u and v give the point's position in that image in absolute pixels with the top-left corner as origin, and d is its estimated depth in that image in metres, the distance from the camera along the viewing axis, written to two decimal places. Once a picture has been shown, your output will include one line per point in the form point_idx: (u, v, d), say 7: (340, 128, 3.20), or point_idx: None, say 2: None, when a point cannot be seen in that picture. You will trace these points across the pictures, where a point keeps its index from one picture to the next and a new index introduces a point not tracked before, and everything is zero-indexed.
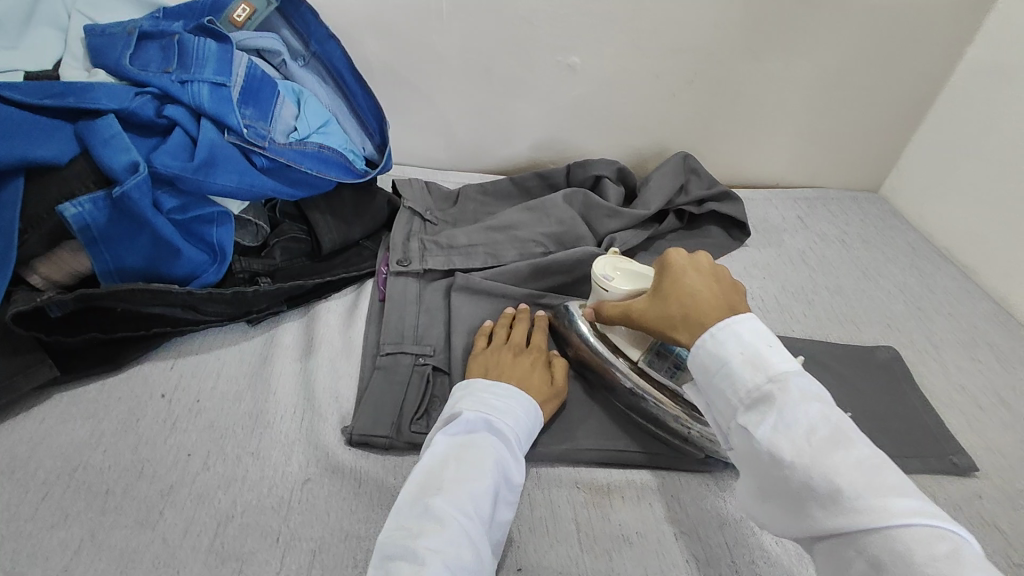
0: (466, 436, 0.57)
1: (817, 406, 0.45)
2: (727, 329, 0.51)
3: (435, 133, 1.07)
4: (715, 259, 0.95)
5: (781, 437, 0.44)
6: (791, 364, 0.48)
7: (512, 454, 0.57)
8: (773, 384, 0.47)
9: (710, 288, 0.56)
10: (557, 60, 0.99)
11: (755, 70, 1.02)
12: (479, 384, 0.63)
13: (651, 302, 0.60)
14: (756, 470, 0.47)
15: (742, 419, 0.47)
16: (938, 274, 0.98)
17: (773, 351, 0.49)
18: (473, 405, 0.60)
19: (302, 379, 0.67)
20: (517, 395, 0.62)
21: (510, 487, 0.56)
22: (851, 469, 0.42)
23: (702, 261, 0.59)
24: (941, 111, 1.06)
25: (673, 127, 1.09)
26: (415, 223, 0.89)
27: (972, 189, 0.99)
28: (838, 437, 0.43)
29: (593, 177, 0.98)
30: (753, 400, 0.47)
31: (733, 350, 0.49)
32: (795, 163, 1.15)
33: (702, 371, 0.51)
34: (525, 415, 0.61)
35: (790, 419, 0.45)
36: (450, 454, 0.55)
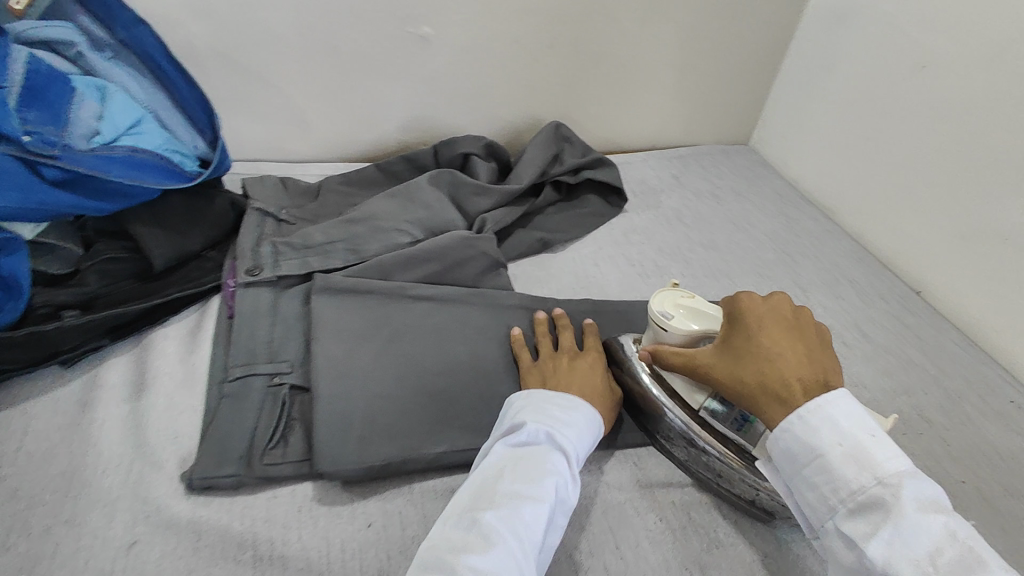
0: (527, 449, 0.52)
1: (941, 523, 0.41)
2: (828, 415, 0.46)
3: (288, 122, 0.97)
4: (594, 228, 0.93)
5: (899, 554, 0.40)
6: (900, 460, 0.44)
7: (573, 473, 0.51)
8: (882, 485, 0.43)
9: (795, 354, 0.51)
10: (409, 32, 0.92)
11: (614, 30, 0.99)
12: (538, 394, 0.58)
13: (719, 356, 0.54)
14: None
15: (844, 521, 0.44)
16: (804, 218, 1.01)
17: (879, 443, 0.45)
18: (537, 415, 0.54)
19: (131, 422, 0.58)
20: (582, 407, 0.57)
21: (567, 512, 0.50)
22: None
23: (782, 311, 0.54)
24: (793, 58, 1.09)
25: (542, 95, 1.05)
26: (266, 225, 0.80)
27: (826, 132, 1.02)
28: (966, 558, 0.39)
29: (461, 156, 0.92)
30: (860, 504, 0.43)
31: (833, 442, 0.45)
32: (668, 122, 1.15)
33: (792, 460, 0.47)
34: (591, 431, 0.56)
35: (908, 534, 0.41)
36: (505, 465, 0.50)
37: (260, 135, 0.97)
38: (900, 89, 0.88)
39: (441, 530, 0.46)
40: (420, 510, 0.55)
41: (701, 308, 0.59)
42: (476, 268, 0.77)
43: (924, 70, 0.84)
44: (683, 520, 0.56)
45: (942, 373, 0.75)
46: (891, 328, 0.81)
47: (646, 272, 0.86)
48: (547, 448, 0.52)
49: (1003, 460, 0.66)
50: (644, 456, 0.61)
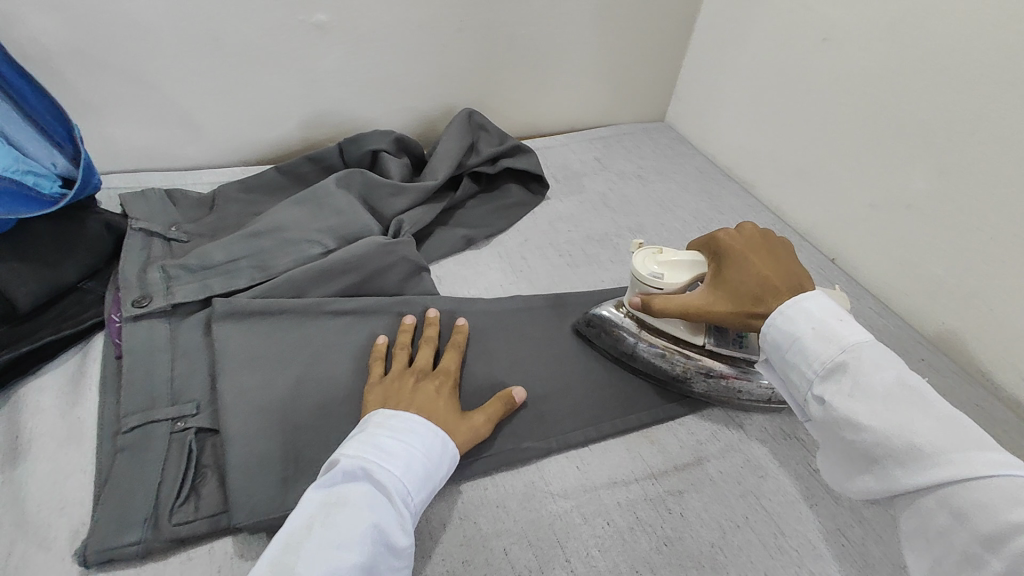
0: (344, 489, 0.45)
1: (894, 373, 0.45)
2: (797, 307, 0.52)
3: (172, 126, 0.87)
4: (519, 220, 0.90)
5: (861, 401, 0.45)
6: (862, 333, 0.49)
7: (399, 511, 0.45)
8: (844, 351, 0.47)
9: (774, 269, 0.57)
10: (301, 20, 0.84)
11: (523, 11, 0.96)
12: (378, 417, 0.52)
13: (709, 291, 0.59)
14: (836, 434, 0.47)
15: (817, 388, 0.48)
16: (724, 194, 1.03)
17: (844, 324, 0.49)
18: (360, 446, 0.48)
19: (5, 495, 0.50)
20: (421, 430, 0.51)
21: (389, 560, 0.43)
22: (933, 428, 0.42)
23: (754, 239, 0.61)
24: (702, 32, 1.09)
25: (454, 81, 1.00)
26: (154, 246, 0.71)
27: (737, 107, 1.04)
28: (918, 398, 0.44)
29: (370, 153, 0.85)
30: (829, 368, 0.48)
31: (806, 326, 0.50)
32: (586, 104, 1.14)
33: (773, 347, 0.52)
34: (429, 458, 0.49)
35: (866, 385, 0.45)
36: (316, 514, 0.43)
37: (140, 142, 0.87)
38: (803, 62, 0.90)
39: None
40: None
41: (685, 260, 0.63)
42: (398, 275, 0.73)
43: (825, 43, 0.86)
44: (631, 521, 0.55)
45: None
46: None
47: (575, 262, 0.85)
48: (369, 487, 0.45)
49: None
50: (587, 458, 0.60)
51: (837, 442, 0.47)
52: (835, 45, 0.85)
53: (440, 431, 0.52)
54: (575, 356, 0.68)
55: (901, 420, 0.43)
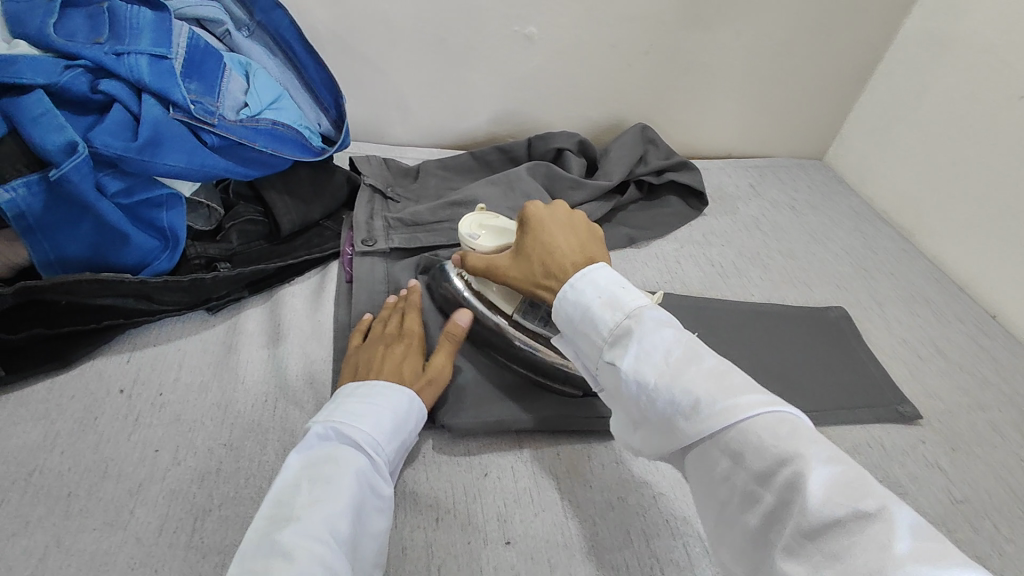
0: (322, 452, 0.50)
1: (671, 333, 0.48)
2: (591, 275, 0.54)
3: (391, 107, 1.04)
4: (676, 228, 0.98)
5: (644, 366, 0.47)
6: (643, 300, 0.52)
7: (375, 462, 0.51)
8: (630, 318, 0.50)
9: (566, 241, 0.59)
10: (514, 31, 0.97)
11: (707, 41, 1.04)
12: (345, 390, 0.56)
13: (514, 258, 0.62)
14: (633, 406, 0.48)
15: (608, 355, 0.50)
16: (879, 236, 1.04)
17: (626, 291, 0.52)
18: (327, 413, 0.53)
19: (271, 365, 0.65)
20: (383, 390, 0.56)
21: (374, 497, 0.49)
22: (704, 379, 0.45)
23: (558, 214, 0.62)
24: (879, 79, 1.11)
25: (629, 99, 1.10)
26: (377, 201, 0.87)
27: (905, 154, 1.05)
28: (691, 355, 0.48)
29: (554, 150, 0.97)
30: (616, 336, 0.50)
31: (592, 296, 0.52)
32: (746, 133, 1.19)
33: (567, 318, 0.54)
34: (396, 413, 0.55)
35: (647, 348, 0.48)
36: (301, 475, 0.48)
37: (365, 118, 1.04)
38: (988, 117, 0.91)
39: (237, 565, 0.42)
40: (530, 467, 0.60)
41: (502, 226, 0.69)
42: None
43: (1020, 100, 0.87)
44: None
45: (1015, 394, 0.78)
46: (966, 347, 0.83)
47: (726, 273, 0.90)
48: (345, 443, 0.50)
49: None
50: None
51: (626, 404, 0.49)
52: None
53: (403, 389, 0.57)
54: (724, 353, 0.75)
55: (677, 375, 0.46)
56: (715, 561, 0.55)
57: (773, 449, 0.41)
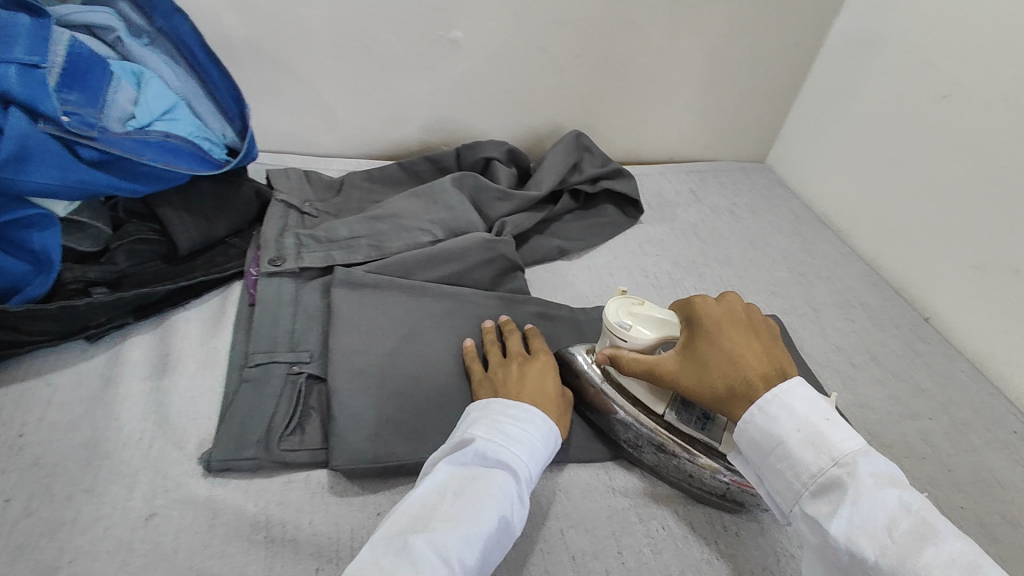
0: (475, 470, 0.50)
1: (896, 498, 0.44)
2: (784, 399, 0.49)
3: (315, 116, 0.99)
4: (611, 238, 0.95)
5: (865, 531, 0.43)
6: (855, 441, 0.47)
7: (523, 495, 0.50)
8: (837, 467, 0.46)
9: (753, 350, 0.54)
10: (438, 35, 0.93)
11: (641, 43, 1.01)
12: (500, 404, 0.56)
13: (680, 358, 0.56)
14: (827, 558, 0.45)
15: (809, 504, 0.46)
16: (818, 240, 1.02)
17: (832, 426, 0.48)
18: (488, 431, 0.53)
19: (153, 400, 0.60)
20: (539, 421, 0.55)
21: (507, 539, 0.47)
22: (943, 569, 0.40)
23: (737, 312, 0.57)
24: (817, 80, 1.10)
25: (566, 104, 1.06)
26: (290, 216, 0.82)
27: (843, 156, 1.04)
28: (924, 529, 0.42)
29: (483, 160, 0.94)
30: (820, 486, 0.46)
31: (790, 427, 0.48)
32: (688, 137, 1.17)
33: (754, 445, 0.50)
34: (545, 448, 0.54)
35: (864, 513, 0.43)
36: (449, 487, 0.48)
37: (288, 128, 0.99)
38: (919, 117, 0.89)
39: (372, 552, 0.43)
40: None
41: (657, 315, 0.61)
42: (496, 272, 0.79)
43: (945, 100, 0.86)
44: (684, 530, 0.57)
45: (947, 400, 0.76)
46: (899, 352, 0.82)
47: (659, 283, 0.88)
48: (496, 469, 0.50)
49: (1003, 489, 0.66)
50: None
51: (830, 567, 0.45)
52: (958, 103, 0.84)
53: (552, 423, 0.56)
54: None
55: (906, 555, 0.41)
56: None
57: None
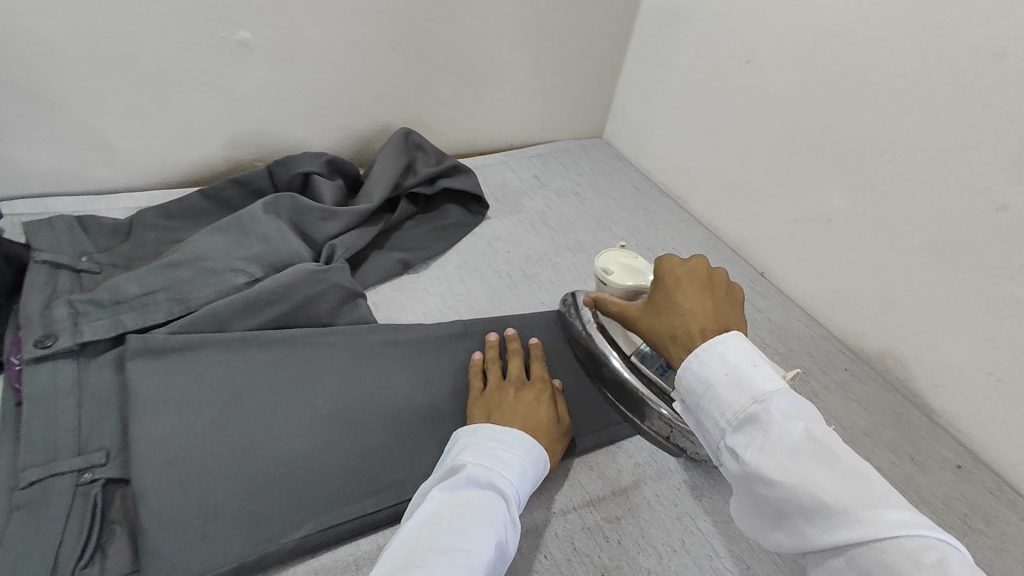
0: (470, 494, 0.47)
1: (803, 426, 0.41)
2: (713, 346, 0.47)
3: (83, 148, 0.81)
4: (458, 240, 0.89)
5: (779, 458, 0.40)
6: (778, 381, 0.44)
7: (514, 519, 0.47)
8: (756, 402, 0.43)
9: (703, 306, 0.52)
10: (222, 38, 0.80)
11: (458, 30, 0.95)
12: (486, 430, 0.55)
13: (644, 309, 0.57)
14: (749, 492, 0.43)
15: (730, 440, 0.44)
16: (659, 211, 1.05)
17: (759, 369, 0.45)
18: (479, 457, 0.51)
19: None
20: (528, 445, 0.54)
21: (503, 569, 0.44)
22: (839, 486, 0.38)
23: (698, 273, 0.55)
24: (636, 52, 1.12)
25: (391, 101, 0.98)
26: (59, 280, 0.66)
27: (670, 125, 1.07)
28: (828, 451, 0.40)
29: (301, 176, 0.83)
30: (740, 420, 0.44)
31: (717, 370, 0.46)
32: (525, 120, 1.14)
33: (686, 389, 0.48)
34: (532, 471, 0.53)
35: (775, 439, 0.41)
36: (441, 513, 0.45)
37: (47, 166, 0.80)
38: (729, 83, 0.93)
39: None
40: None
41: (638, 268, 0.72)
42: (333, 302, 0.70)
43: (748, 65, 0.90)
44: (567, 553, 0.54)
45: (787, 350, 0.81)
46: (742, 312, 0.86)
47: (514, 283, 0.84)
48: (491, 494, 0.47)
49: (842, 426, 0.72)
50: None
51: (749, 497, 0.43)
52: (758, 67, 0.88)
53: (540, 447, 0.56)
54: None
55: (808, 475, 0.39)
56: None
57: None
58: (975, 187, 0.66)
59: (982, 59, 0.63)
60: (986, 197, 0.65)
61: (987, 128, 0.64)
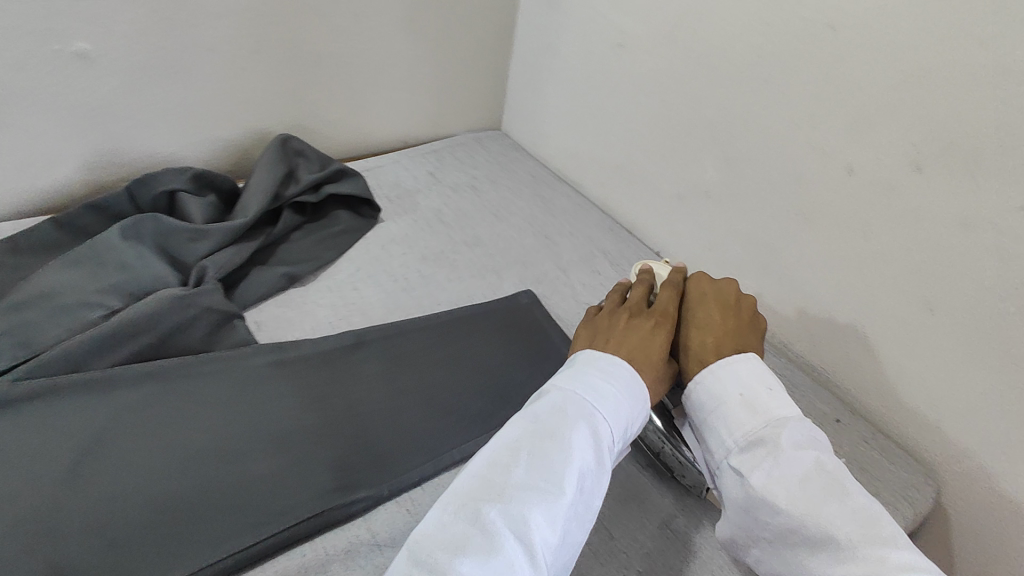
0: (555, 423, 0.47)
1: (813, 457, 0.47)
2: (733, 366, 0.52)
3: None
4: (349, 247, 0.86)
5: (786, 484, 0.46)
6: (791, 410, 0.50)
7: (602, 462, 0.47)
8: (769, 427, 0.49)
9: (726, 329, 0.57)
10: (55, 50, 0.73)
11: (328, 27, 0.91)
12: (583, 359, 0.54)
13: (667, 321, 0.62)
14: (748, 512, 0.48)
15: (735, 460, 0.49)
16: (556, 197, 1.06)
17: (774, 396, 0.51)
18: (569, 383, 0.50)
19: None
20: (626, 379, 0.52)
21: (584, 511, 0.45)
22: (845, 519, 0.44)
23: (727, 295, 0.61)
24: (519, 40, 1.11)
25: (265, 106, 0.93)
26: None
27: (560, 112, 1.07)
28: (835, 485, 0.46)
29: (166, 194, 0.77)
30: (750, 442, 0.49)
31: (733, 392, 0.51)
32: (415, 117, 1.11)
33: (697, 406, 0.53)
34: (628, 408, 0.50)
35: (784, 466, 0.47)
36: (523, 443, 0.46)
37: None
38: (607, 66, 0.95)
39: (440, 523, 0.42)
40: None
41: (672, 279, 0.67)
42: (204, 329, 0.66)
43: (622, 48, 0.91)
44: None
45: None
46: None
47: (409, 284, 0.82)
48: (577, 423, 0.47)
49: None
50: (416, 498, 0.59)
51: (745, 517, 0.48)
52: (631, 49, 0.90)
53: (638, 386, 0.52)
54: (407, 391, 0.66)
55: (814, 505, 0.45)
56: None
57: None
58: (826, 151, 0.70)
59: (819, 30, 0.67)
60: (836, 160, 0.69)
61: (830, 95, 0.68)
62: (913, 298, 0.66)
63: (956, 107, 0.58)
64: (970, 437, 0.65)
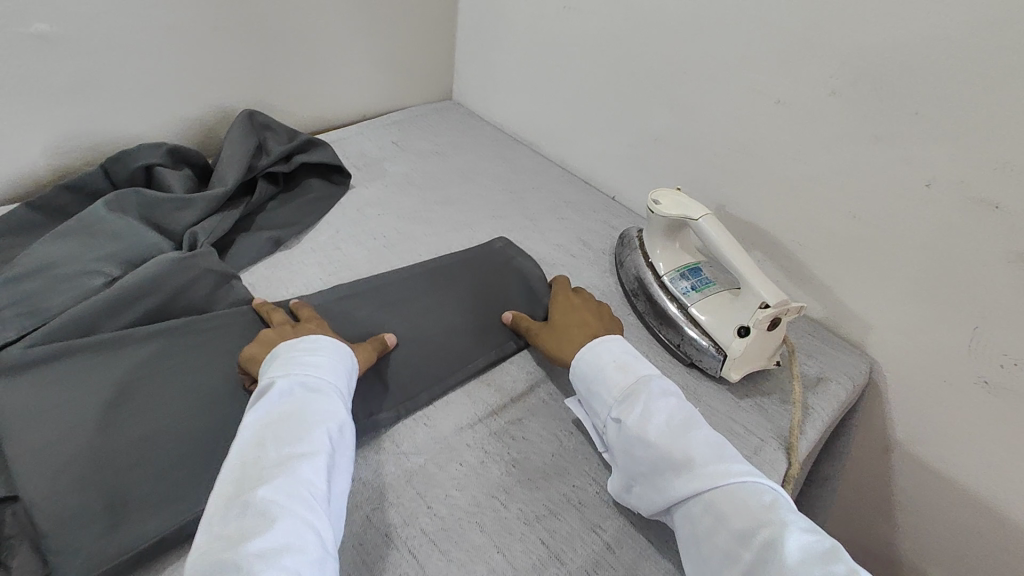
0: (286, 404, 0.53)
1: (672, 402, 0.59)
2: (597, 346, 0.65)
3: None
4: (327, 212, 0.90)
5: (647, 425, 0.57)
6: (651, 370, 0.64)
7: (341, 410, 0.56)
8: (637, 382, 0.61)
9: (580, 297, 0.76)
10: (17, 33, 0.74)
11: (283, 3, 0.94)
12: (288, 346, 0.59)
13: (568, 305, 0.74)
14: (627, 454, 0.57)
15: (614, 412, 0.60)
16: (517, 158, 1.12)
17: (638, 361, 0.64)
18: (284, 368, 0.56)
19: None
20: (330, 347, 0.60)
21: (349, 448, 0.54)
22: (701, 445, 0.56)
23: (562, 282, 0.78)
24: (466, 10, 1.16)
25: (227, 84, 0.95)
26: None
27: (511, 77, 1.14)
28: (689, 421, 0.58)
29: (142, 170, 0.79)
30: (625, 395, 0.60)
31: (611, 360, 0.63)
32: (373, 90, 1.15)
33: (581, 378, 0.64)
34: (337, 374, 0.58)
35: (652, 409, 0.58)
36: (263, 432, 0.51)
37: None
38: (553, 28, 1.01)
39: (212, 530, 0.46)
40: None
41: (686, 202, 0.75)
42: (207, 287, 0.69)
43: (566, 10, 0.98)
44: (480, 457, 0.61)
45: None
46: (603, 232, 0.96)
47: (391, 241, 0.87)
48: (304, 400, 0.54)
49: None
50: (431, 414, 0.65)
51: (625, 459, 0.57)
52: (574, 11, 0.97)
53: (340, 357, 0.60)
54: (406, 330, 0.72)
55: (679, 434, 0.56)
56: (442, 547, 0.53)
57: (754, 510, 0.50)
58: (755, 87, 0.79)
59: None
60: (765, 94, 0.78)
61: (753, 36, 0.77)
62: (838, 207, 0.77)
63: (858, 37, 0.69)
64: (894, 319, 0.77)
